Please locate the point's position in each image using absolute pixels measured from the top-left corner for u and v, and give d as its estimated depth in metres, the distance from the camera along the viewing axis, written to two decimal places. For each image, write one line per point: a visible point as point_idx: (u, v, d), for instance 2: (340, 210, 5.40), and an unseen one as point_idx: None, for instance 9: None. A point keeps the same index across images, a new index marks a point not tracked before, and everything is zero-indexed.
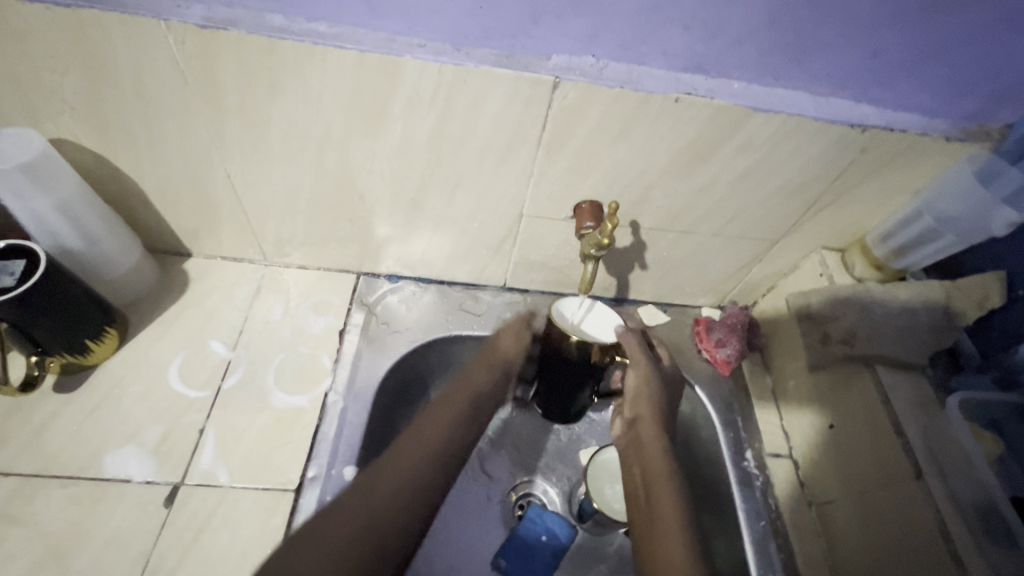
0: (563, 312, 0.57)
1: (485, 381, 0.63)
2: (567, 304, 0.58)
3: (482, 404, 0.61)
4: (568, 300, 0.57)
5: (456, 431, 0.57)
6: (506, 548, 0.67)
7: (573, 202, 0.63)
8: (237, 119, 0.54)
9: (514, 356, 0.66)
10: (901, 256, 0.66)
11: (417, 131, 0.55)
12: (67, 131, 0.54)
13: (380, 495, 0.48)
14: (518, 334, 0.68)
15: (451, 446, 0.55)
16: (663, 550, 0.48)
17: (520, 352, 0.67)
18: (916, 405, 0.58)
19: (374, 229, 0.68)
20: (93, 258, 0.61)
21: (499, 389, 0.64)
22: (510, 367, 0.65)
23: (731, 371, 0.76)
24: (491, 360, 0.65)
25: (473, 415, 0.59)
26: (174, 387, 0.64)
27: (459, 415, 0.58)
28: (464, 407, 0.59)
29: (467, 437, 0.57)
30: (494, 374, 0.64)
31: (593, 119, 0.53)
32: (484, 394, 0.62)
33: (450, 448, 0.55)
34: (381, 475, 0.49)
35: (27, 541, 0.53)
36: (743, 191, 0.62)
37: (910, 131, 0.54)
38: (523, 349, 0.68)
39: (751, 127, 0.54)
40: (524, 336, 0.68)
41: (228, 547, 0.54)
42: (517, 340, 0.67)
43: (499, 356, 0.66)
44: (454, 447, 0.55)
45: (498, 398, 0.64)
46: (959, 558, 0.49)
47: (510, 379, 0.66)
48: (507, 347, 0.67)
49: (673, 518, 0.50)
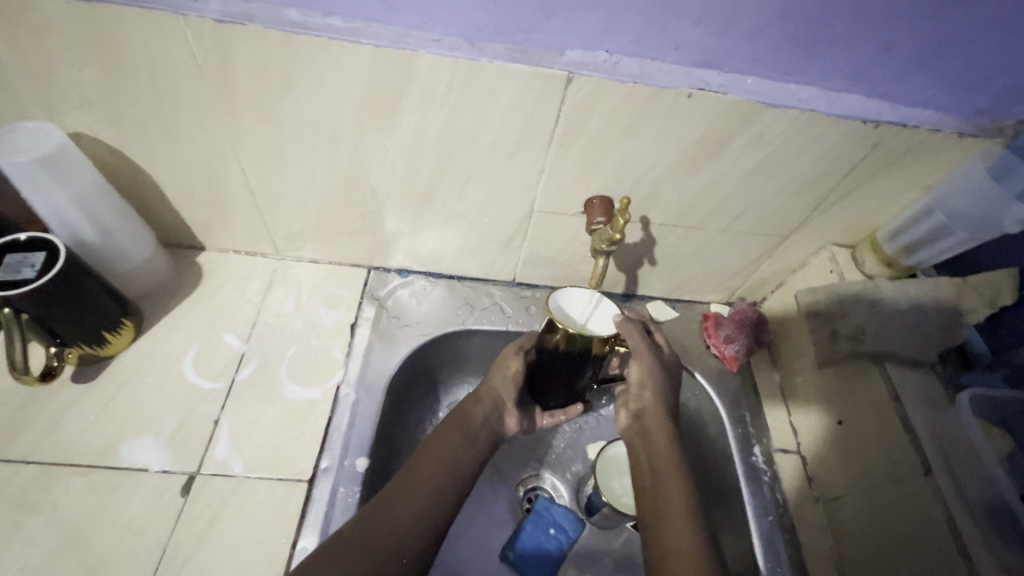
0: (566, 307, 0.56)
1: (476, 418, 0.58)
2: (568, 299, 0.56)
3: (474, 440, 0.57)
4: (571, 292, 0.56)
5: (450, 467, 0.54)
6: (515, 541, 0.68)
7: (583, 197, 0.63)
8: (251, 114, 0.54)
9: (507, 388, 0.60)
10: (910, 254, 0.66)
11: (430, 126, 0.55)
12: (84, 124, 0.55)
13: (380, 533, 0.47)
14: (507, 366, 0.61)
15: (444, 485, 0.52)
16: (672, 547, 0.48)
17: (515, 383, 0.61)
18: (925, 402, 0.58)
19: (385, 224, 0.69)
20: (109, 251, 0.62)
21: (495, 422, 0.60)
22: (504, 398, 0.60)
23: (739, 367, 0.76)
24: (481, 395, 0.60)
25: (466, 450, 0.56)
26: (189, 378, 0.65)
27: (453, 451, 0.55)
28: (456, 440, 0.56)
29: (462, 475, 0.54)
30: (486, 408, 0.59)
31: (605, 114, 0.54)
32: (475, 428, 0.57)
33: (449, 477, 0.53)
34: (379, 512, 0.49)
35: (47, 527, 0.54)
36: (754, 187, 0.62)
37: (922, 127, 0.54)
38: (516, 381, 0.61)
39: (763, 122, 0.54)
40: (513, 367, 0.61)
41: (243, 536, 0.55)
42: (507, 374, 0.61)
43: (489, 391, 0.60)
44: (451, 479, 0.53)
45: (496, 429, 0.60)
46: (968, 556, 0.49)
47: (506, 409, 0.61)
48: (497, 380, 0.61)
49: (682, 515, 0.50)
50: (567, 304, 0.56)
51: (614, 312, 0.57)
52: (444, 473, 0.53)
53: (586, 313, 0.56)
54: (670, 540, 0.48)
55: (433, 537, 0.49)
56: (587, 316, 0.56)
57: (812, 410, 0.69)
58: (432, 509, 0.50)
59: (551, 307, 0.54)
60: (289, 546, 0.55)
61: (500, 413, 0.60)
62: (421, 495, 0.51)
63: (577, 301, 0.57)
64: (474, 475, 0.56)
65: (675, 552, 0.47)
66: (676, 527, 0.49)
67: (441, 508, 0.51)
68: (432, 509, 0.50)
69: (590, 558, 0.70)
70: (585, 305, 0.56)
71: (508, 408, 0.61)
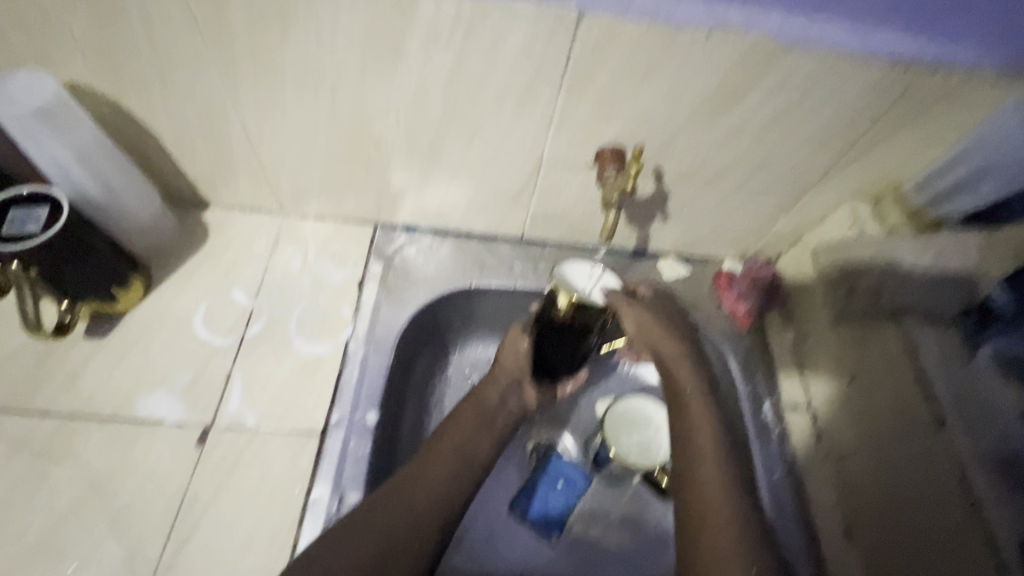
0: (570, 277, 0.54)
1: (492, 399, 0.59)
2: (575, 271, 0.55)
3: (492, 423, 0.58)
4: (574, 264, 0.55)
5: (465, 452, 0.54)
6: (522, 492, 0.70)
7: (594, 148, 0.61)
8: (246, 62, 0.52)
9: (521, 367, 0.60)
10: (936, 206, 0.64)
11: (434, 73, 0.53)
12: (78, 76, 0.53)
13: (394, 518, 0.48)
14: (516, 346, 0.59)
15: (464, 466, 0.53)
16: (707, 497, 0.50)
17: (526, 362, 0.60)
18: (943, 357, 0.57)
19: (390, 179, 0.67)
20: (113, 208, 0.62)
21: (514, 399, 0.60)
22: (520, 376, 0.60)
23: (751, 325, 0.75)
24: (496, 376, 0.60)
25: (483, 432, 0.57)
26: (200, 334, 0.65)
27: (470, 431, 0.56)
28: (471, 424, 0.57)
29: (477, 460, 0.55)
30: (501, 388, 0.60)
31: (617, 57, 0.50)
32: (493, 411, 0.58)
33: (465, 457, 0.54)
34: (394, 496, 0.49)
35: (70, 476, 0.56)
36: (773, 138, 0.59)
37: (959, 68, 0.50)
38: (527, 360, 0.59)
39: (786, 65, 0.51)
40: (522, 347, 0.59)
41: (260, 485, 0.57)
42: (518, 354, 0.59)
43: (503, 371, 0.60)
44: (468, 459, 0.54)
45: (517, 407, 0.61)
46: (973, 503, 0.49)
47: (524, 384, 0.61)
48: (510, 360, 0.60)
49: (713, 467, 0.52)
50: (570, 274, 0.54)
51: (616, 286, 0.57)
52: (459, 460, 0.53)
53: (589, 284, 0.55)
54: (702, 491, 0.50)
55: (448, 522, 0.50)
56: (591, 287, 0.54)
57: (823, 365, 0.67)
58: (452, 488, 0.51)
59: (556, 277, 0.53)
60: (303, 496, 0.57)
61: (520, 389, 0.61)
62: (439, 476, 0.51)
63: (580, 273, 0.55)
64: (490, 460, 0.56)
65: (710, 501, 0.49)
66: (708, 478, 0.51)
67: (456, 492, 0.51)
68: (450, 491, 0.51)
69: (597, 510, 0.72)
70: (589, 275, 0.55)
71: (526, 384, 0.61)
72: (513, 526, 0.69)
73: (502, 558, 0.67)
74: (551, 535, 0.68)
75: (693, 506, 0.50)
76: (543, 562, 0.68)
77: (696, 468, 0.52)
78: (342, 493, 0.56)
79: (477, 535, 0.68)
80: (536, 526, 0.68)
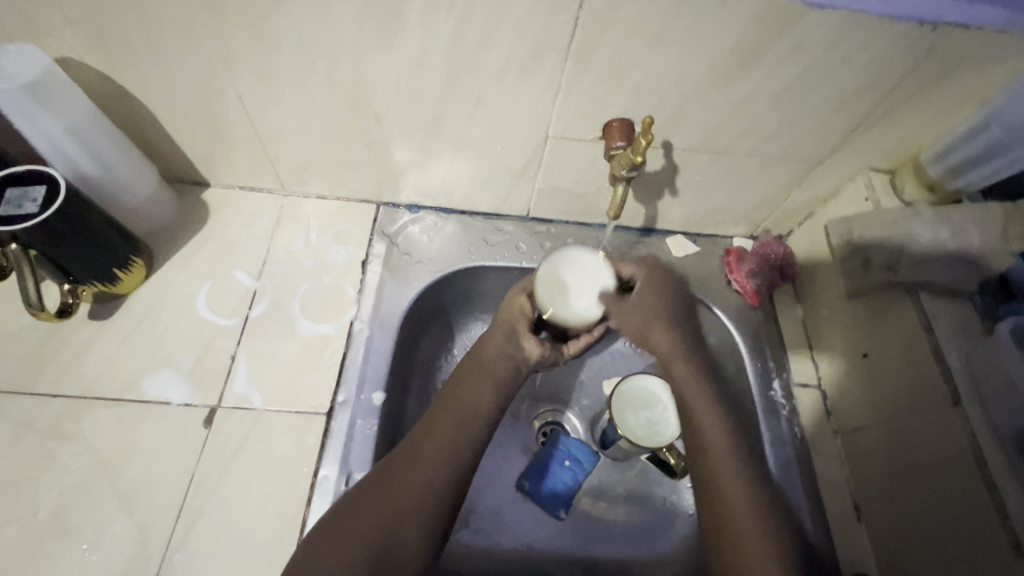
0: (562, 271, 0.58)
1: (490, 353, 0.59)
2: (571, 267, 0.58)
3: (488, 372, 0.58)
4: (568, 258, 0.58)
5: (469, 405, 0.56)
6: (529, 469, 0.70)
7: (602, 119, 0.59)
8: (243, 30, 0.50)
9: (516, 317, 0.60)
10: (956, 176, 0.61)
11: (436, 40, 0.51)
12: (70, 48, 0.52)
13: (405, 482, 0.49)
14: (512, 299, 0.61)
15: (467, 423, 0.54)
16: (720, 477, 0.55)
17: (523, 312, 0.60)
18: (960, 332, 0.55)
19: (392, 154, 0.65)
20: (111, 186, 0.61)
21: (512, 349, 0.59)
22: (515, 324, 0.60)
23: (759, 302, 0.74)
24: (492, 332, 0.61)
25: (484, 385, 0.57)
26: (204, 315, 0.65)
27: (471, 388, 0.57)
28: (470, 378, 0.58)
29: (481, 410, 0.56)
30: (498, 342, 0.60)
31: (627, 19, 0.48)
32: (489, 361, 0.59)
33: (471, 417, 0.55)
34: (399, 462, 0.51)
35: (78, 456, 0.56)
36: (787, 106, 0.57)
37: (987, 28, 0.48)
38: (524, 309, 0.60)
39: (803, 27, 0.49)
40: (517, 300, 0.61)
41: (267, 464, 0.57)
42: (511, 307, 0.61)
43: (499, 324, 0.60)
44: (473, 416, 0.55)
45: (516, 356, 0.59)
46: (991, 480, 0.48)
47: (522, 333, 0.60)
48: (505, 312, 0.61)
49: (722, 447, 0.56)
50: (566, 266, 0.58)
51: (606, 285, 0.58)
52: (464, 413, 0.55)
53: (579, 284, 0.58)
54: (713, 470, 0.55)
55: (458, 477, 0.51)
56: (575, 289, 0.57)
57: (834, 342, 0.67)
58: (457, 446, 0.53)
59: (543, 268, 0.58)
60: (311, 476, 0.57)
61: (517, 339, 0.59)
62: (445, 434, 0.53)
63: (575, 269, 0.58)
64: (496, 410, 0.57)
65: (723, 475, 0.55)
66: (718, 459, 0.55)
67: (463, 442, 0.53)
68: (457, 445, 0.53)
69: (605, 487, 0.72)
70: (579, 276, 0.58)
71: (524, 331, 0.60)
72: (521, 502, 0.69)
73: (510, 535, 0.67)
74: (558, 512, 0.68)
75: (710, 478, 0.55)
76: (553, 537, 0.68)
77: (708, 450, 0.56)
78: (349, 473, 0.57)
79: (485, 512, 0.68)
80: (543, 502, 0.68)
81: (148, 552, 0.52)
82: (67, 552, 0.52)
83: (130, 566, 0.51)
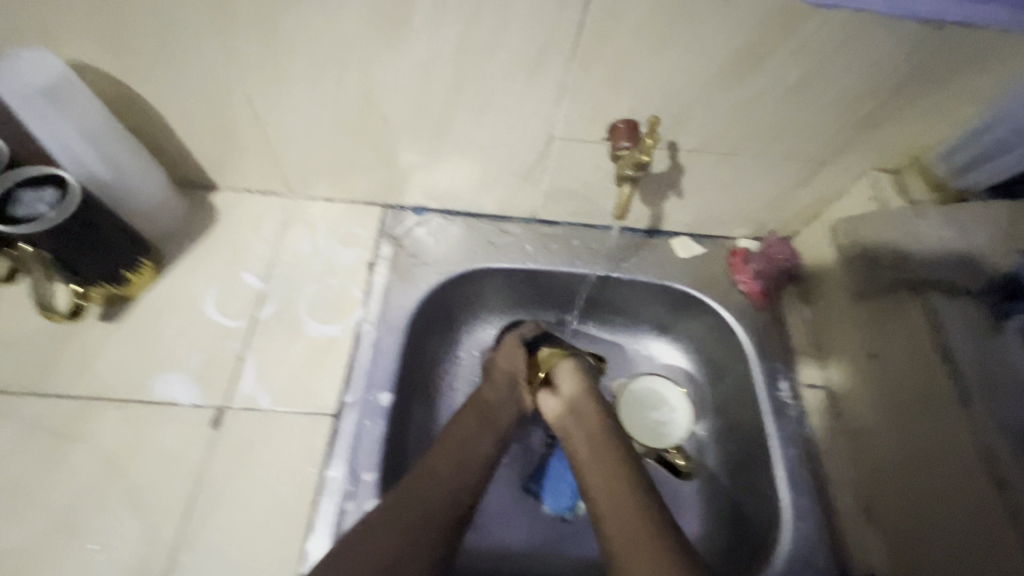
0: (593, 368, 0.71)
1: (492, 400, 0.63)
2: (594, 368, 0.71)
3: (493, 422, 0.62)
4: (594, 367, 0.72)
5: (470, 446, 0.58)
6: (536, 473, 0.69)
7: (607, 121, 0.59)
8: (254, 36, 0.51)
9: (517, 367, 0.66)
10: (961, 176, 0.62)
11: (443, 43, 0.52)
12: (84, 54, 0.53)
13: (406, 522, 0.50)
14: (512, 347, 0.67)
15: (466, 463, 0.56)
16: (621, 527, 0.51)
17: (520, 362, 0.66)
18: (971, 330, 0.56)
19: (400, 157, 0.66)
20: (122, 189, 0.61)
21: (513, 399, 0.65)
22: (516, 377, 0.66)
23: (765, 303, 0.73)
24: (493, 377, 0.66)
25: (483, 432, 0.60)
26: (212, 316, 0.65)
27: (471, 432, 0.59)
28: (472, 425, 0.60)
29: (479, 455, 0.58)
30: (500, 390, 0.65)
31: (632, 22, 0.49)
32: (494, 411, 0.62)
33: (471, 458, 0.57)
34: (403, 500, 0.51)
35: (87, 456, 0.56)
36: (790, 107, 0.57)
37: (989, 28, 0.48)
38: (522, 360, 0.66)
39: (806, 30, 0.49)
40: (518, 351, 0.67)
41: (274, 465, 0.57)
42: (512, 356, 0.67)
43: (499, 372, 0.66)
44: (474, 459, 0.57)
45: (514, 407, 0.64)
46: (1000, 480, 0.48)
47: (520, 387, 0.66)
48: (506, 362, 0.67)
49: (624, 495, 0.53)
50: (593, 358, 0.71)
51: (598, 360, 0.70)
52: (464, 457, 0.56)
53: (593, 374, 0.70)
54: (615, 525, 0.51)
55: (460, 511, 0.53)
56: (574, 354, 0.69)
57: (840, 343, 0.67)
58: (456, 484, 0.54)
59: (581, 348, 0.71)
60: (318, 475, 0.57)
61: (516, 391, 0.65)
62: (447, 476, 0.54)
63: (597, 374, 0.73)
64: (491, 456, 0.59)
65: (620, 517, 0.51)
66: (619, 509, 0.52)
67: (462, 484, 0.54)
68: (456, 488, 0.54)
69: None
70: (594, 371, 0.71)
71: (523, 385, 0.66)
72: (525, 504, 0.69)
73: (513, 535, 0.67)
74: (566, 513, 0.67)
75: (606, 524, 0.52)
76: (557, 540, 0.67)
77: (613, 501, 0.53)
78: (356, 473, 0.57)
79: (490, 513, 0.68)
80: (548, 505, 0.68)
81: (155, 554, 0.52)
82: (75, 551, 0.52)
83: (137, 567, 0.51)
